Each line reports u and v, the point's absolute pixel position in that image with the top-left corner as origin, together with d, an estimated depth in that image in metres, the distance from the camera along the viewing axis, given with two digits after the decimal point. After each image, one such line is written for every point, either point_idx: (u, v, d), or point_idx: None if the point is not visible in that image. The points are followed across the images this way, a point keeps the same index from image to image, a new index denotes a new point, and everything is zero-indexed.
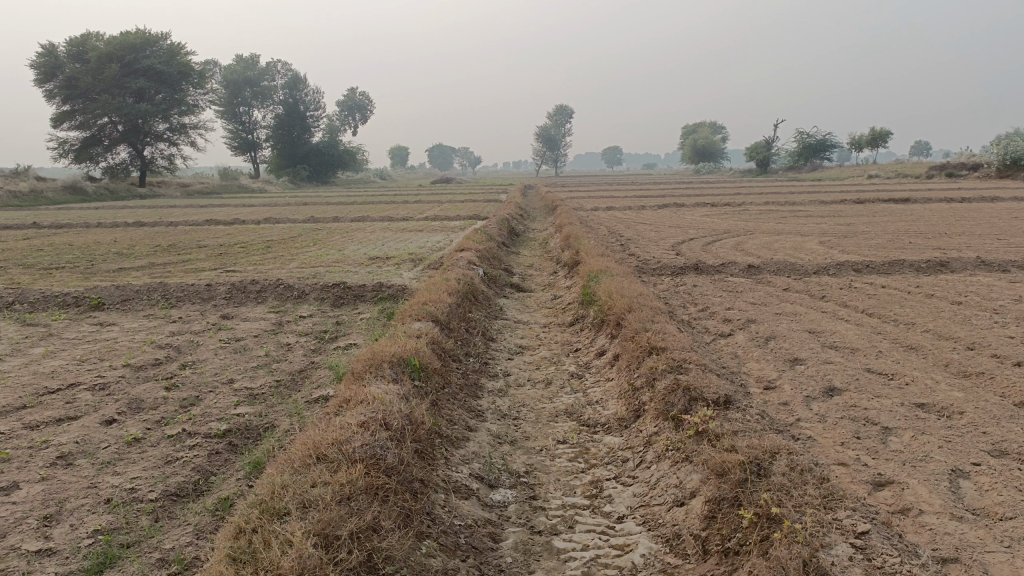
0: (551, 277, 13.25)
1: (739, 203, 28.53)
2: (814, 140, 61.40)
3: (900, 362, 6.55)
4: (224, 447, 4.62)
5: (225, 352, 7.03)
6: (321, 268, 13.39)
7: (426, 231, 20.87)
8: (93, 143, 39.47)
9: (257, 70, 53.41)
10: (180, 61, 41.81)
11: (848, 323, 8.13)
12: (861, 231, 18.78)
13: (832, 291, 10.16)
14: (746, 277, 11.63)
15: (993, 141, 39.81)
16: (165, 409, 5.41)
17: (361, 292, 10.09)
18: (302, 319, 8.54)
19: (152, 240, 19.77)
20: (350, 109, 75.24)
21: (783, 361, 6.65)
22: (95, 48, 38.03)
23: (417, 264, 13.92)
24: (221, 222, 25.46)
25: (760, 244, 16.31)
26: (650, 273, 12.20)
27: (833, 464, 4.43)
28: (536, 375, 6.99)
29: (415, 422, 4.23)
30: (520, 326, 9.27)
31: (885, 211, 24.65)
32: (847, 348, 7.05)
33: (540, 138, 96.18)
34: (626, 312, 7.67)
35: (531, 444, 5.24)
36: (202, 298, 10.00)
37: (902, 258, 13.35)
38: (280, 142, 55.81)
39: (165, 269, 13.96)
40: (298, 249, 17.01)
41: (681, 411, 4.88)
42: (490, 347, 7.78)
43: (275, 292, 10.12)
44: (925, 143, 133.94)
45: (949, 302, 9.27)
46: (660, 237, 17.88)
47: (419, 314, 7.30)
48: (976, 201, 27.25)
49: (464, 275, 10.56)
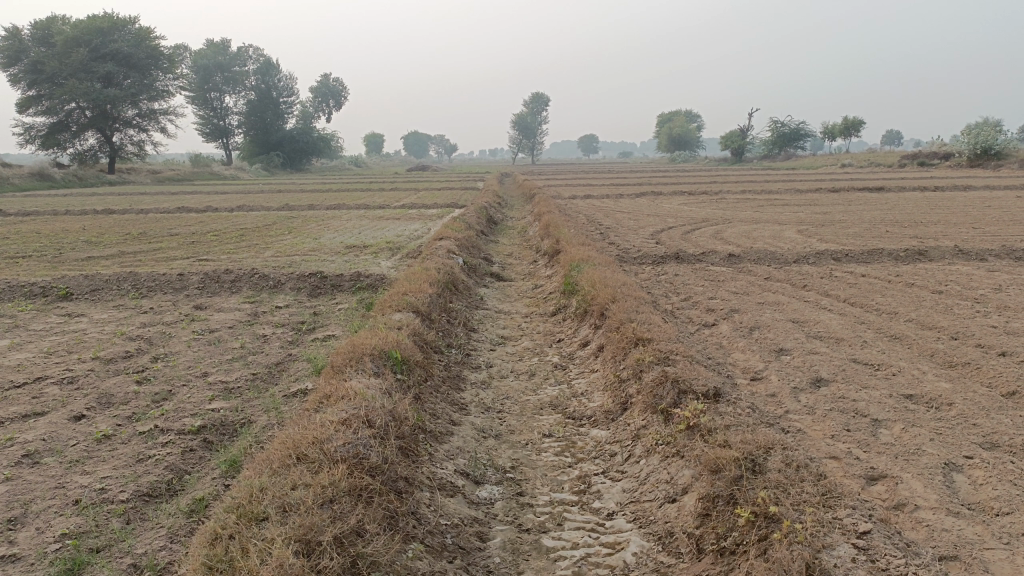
0: (531, 266, 13.12)
1: (715, 192, 28.61)
2: (788, 128, 61.84)
3: (885, 352, 6.52)
4: (199, 444, 4.44)
5: (200, 343, 6.82)
6: (297, 257, 13.16)
7: (403, 219, 20.66)
8: (60, 129, 38.67)
9: (229, 55, 52.56)
10: (149, 44, 40.84)
11: (831, 313, 8.11)
12: (838, 220, 18.86)
13: (813, 280, 10.15)
14: (726, 266, 11.60)
15: (963, 130, 40.30)
16: (137, 404, 5.20)
17: (338, 282, 9.90)
18: (278, 310, 8.33)
19: (122, 229, 19.33)
20: (324, 96, 74.32)
21: (769, 352, 6.60)
22: (61, 32, 37.27)
23: (395, 253, 13.73)
24: (193, 210, 25.02)
25: (739, 232, 16.31)
26: (630, 262, 12.12)
27: (826, 459, 4.37)
28: (519, 366, 6.88)
29: (398, 418, 4.09)
30: (502, 316, 9.15)
31: (861, 200, 24.81)
32: (832, 338, 7.01)
33: (516, 125, 95.81)
34: (610, 302, 7.57)
35: (517, 438, 5.12)
36: (175, 287, 9.75)
37: (881, 246, 13.39)
38: (253, 128, 55.04)
39: (136, 258, 13.64)
40: (273, 238, 16.73)
41: (669, 405, 4.78)
42: (472, 338, 7.65)
43: (250, 282, 9.89)
44: (897, 133, 135.45)
45: (929, 291, 9.29)
46: (639, 226, 17.83)
47: (400, 304, 7.13)
48: (949, 189, 27.54)
49: (444, 265, 10.40)
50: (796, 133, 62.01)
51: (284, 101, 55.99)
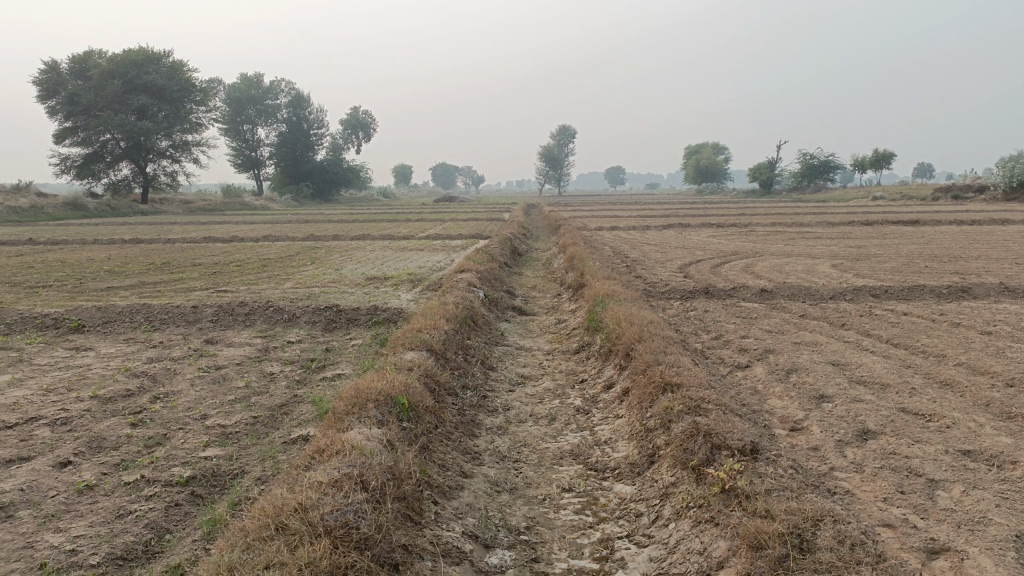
0: (555, 300, 12.74)
1: (744, 224, 28.09)
2: (817, 160, 61.21)
3: (936, 401, 6.00)
4: (185, 499, 4.08)
5: (203, 382, 6.48)
6: (316, 289, 12.89)
7: (426, 250, 20.43)
8: (94, 159, 39.19)
9: (261, 88, 53.27)
10: (183, 77, 41.47)
11: (873, 355, 7.59)
12: (873, 254, 18.27)
13: (851, 318, 9.62)
14: (759, 302, 11.12)
15: (999, 163, 39.44)
16: (127, 451, 4.86)
17: (354, 315, 9.58)
18: (289, 345, 8.01)
19: (146, 258, 19.26)
20: (354, 128, 75.08)
21: (809, 398, 6.11)
22: (98, 65, 38.01)
23: (416, 285, 13.42)
24: (219, 239, 25.04)
25: (771, 266, 15.80)
26: (658, 297, 11.69)
27: (879, 527, 3.88)
28: (539, 410, 6.45)
29: (399, 475, 3.68)
30: (522, 353, 8.74)
31: (895, 233, 24.12)
32: (877, 384, 6.50)
33: (544, 157, 95.87)
34: (637, 341, 7.13)
35: (533, 493, 4.68)
36: (187, 321, 9.48)
37: (921, 282, 12.82)
38: (284, 159, 55.61)
39: (155, 288, 13.46)
40: (295, 268, 16.53)
41: (701, 461, 4.32)
42: (489, 378, 7.24)
43: (264, 315, 9.60)
44: (928, 165, 133.81)
45: (977, 332, 8.73)
46: (667, 259, 17.38)
47: (413, 343, 6.76)
48: (987, 223, 26.78)
49: (464, 298, 10.06)
50: (826, 165, 61.29)
51: (314, 133, 56.63)
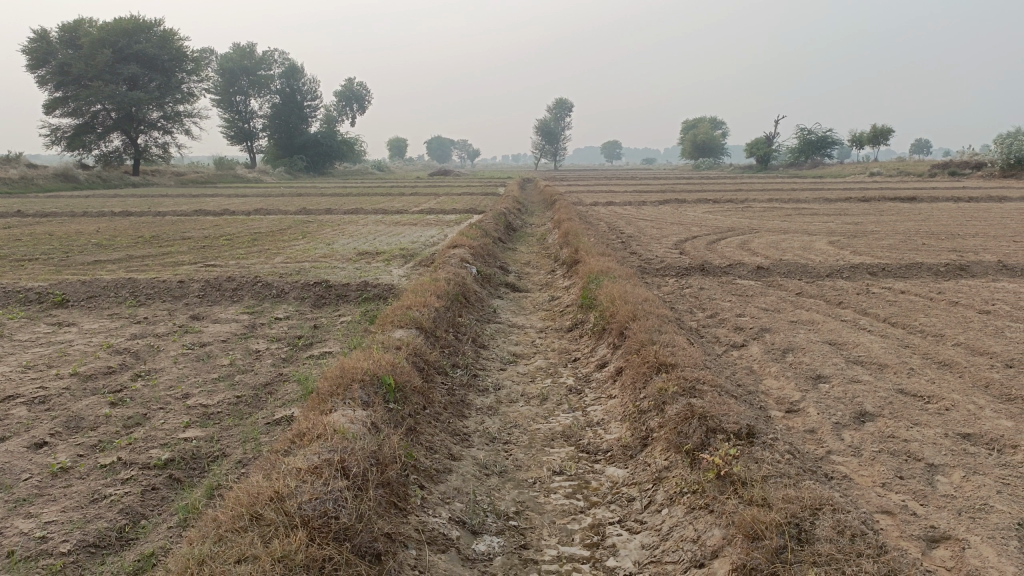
0: (548, 276, 12.59)
1: (740, 201, 27.90)
2: (814, 136, 60.89)
3: (935, 382, 5.89)
4: (163, 483, 3.95)
5: (187, 360, 6.33)
6: (307, 264, 12.70)
7: (420, 225, 20.22)
8: (86, 130, 38.68)
9: (254, 59, 52.54)
10: (174, 46, 40.88)
11: (870, 334, 7.47)
12: (869, 231, 18.13)
13: (848, 296, 9.50)
14: (755, 280, 11.00)
15: (996, 140, 39.22)
16: (104, 431, 4.71)
17: (344, 291, 9.42)
18: (277, 322, 7.85)
19: (136, 231, 19.00)
20: (349, 100, 74.31)
21: (806, 379, 5.99)
22: (88, 33, 37.37)
23: (408, 260, 13.25)
24: (210, 212, 24.73)
25: (768, 243, 15.66)
26: (653, 274, 11.56)
27: (877, 514, 3.77)
28: (530, 389, 6.32)
29: (382, 460, 3.54)
30: (515, 330, 8.60)
31: (892, 210, 23.99)
32: (874, 364, 6.39)
33: (540, 131, 95.10)
34: (631, 320, 7.00)
35: (523, 477, 4.56)
36: (174, 296, 9.30)
37: (919, 260, 12.70)
38: (277, 132, 55.03)
39: (143, 262, 13.25)
40: (286, 243, 16.33)
41: (697, 444, 4.19)
42: (481, 357, 7.10)
43: (252, 290, 9.43)
44: (925, 142, 133.50)
45: (975, 311, 8.62)
46: (663, 235, 17.24)
47: (403, 320, 6.61)
48: (983, 200, 26.65)
49: (456, 275, 9.90)
50: (823, 141, 60.97)
51: (308, 105, 56.03)
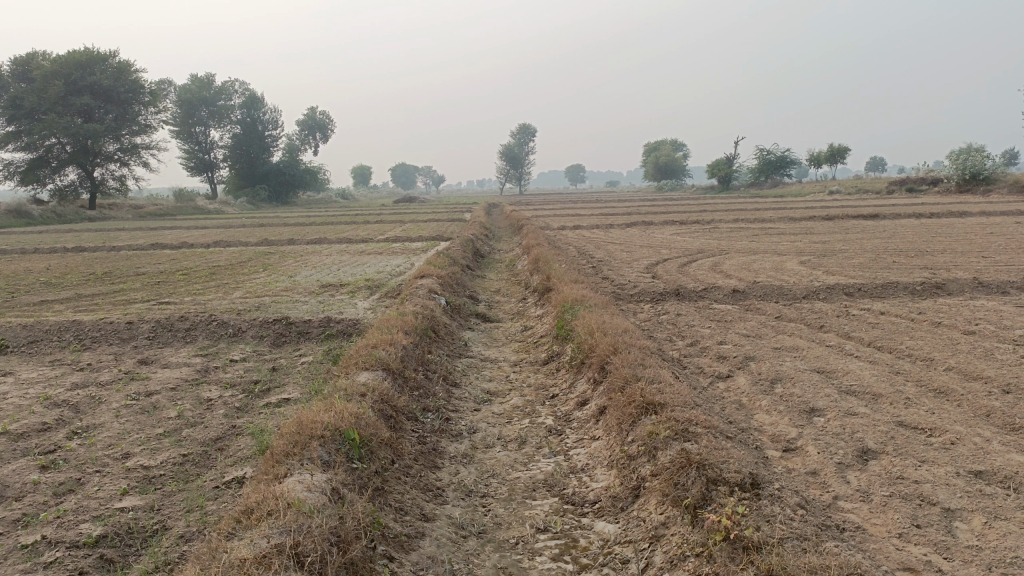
0: (520, 305, 12.17)
1: (707, 221, 27.87)
2: (774, 156, 61.69)
3: (935, 413, 5.56)
4: (93, 566, 3.44)
5: (130, 412, 5.77)
6: (267, 298, 12.15)
7: (386, 254, 19.73)
8: (39, 165, 37.63)
9: (213, 89, 51.81)
10: (130, 78, 40.10)
11: (859, 360, 7.15)
12: (838, 250, 18.07)
13: (829, 320, 9.22)
14: (732, 304, 10.72)
15: (950, 156, 39.96)
16: (30, 502, 4.15)
17: (306, 328, 8.91)
18: (232, 365, 7.31)
19: (88, 268, 18.23)
20: (311, 129, 73.67)
21: (800, 413, 5.63)
22: (40, 65, 36.55)
23: (373, 292, 12.76)
24: (168, 246, 23.98)
25: (739, 265, 15.45)
26: (628, 300, 11.22)
27: (900, 572, 3.40)
28: (506, 432, 5.87)
29: (344, 537, 3.06)
30: (488, 365, 8.17)
31: (857, 228, 24.08)
32: (868, 394, 6.06)
33: (505, 155, 95.23)
34: (611, 353, 6.61)
35: (504, 537, 4.10)
36: (122, 339, 8.70)
37: (894, 279, 12.54)
38: (238, 161, 54.21)
39: (92, 302, 12.57)
40: (247, 276, 15.75)
41: (698, 498, 3.78)
42: (452, 397, 6.63)
43: (206, 330, 8.87)
44: (881, 160, 136.62)
45: (960, 332, 8.38)
46: (633, 259, 17.00)
47: (367, 361, 6.13)
48: (944, 216, 26.94)
49: (424, 307, 9.45)
50: (783, 161, 61.78)
51: (270, 134, 55.36)
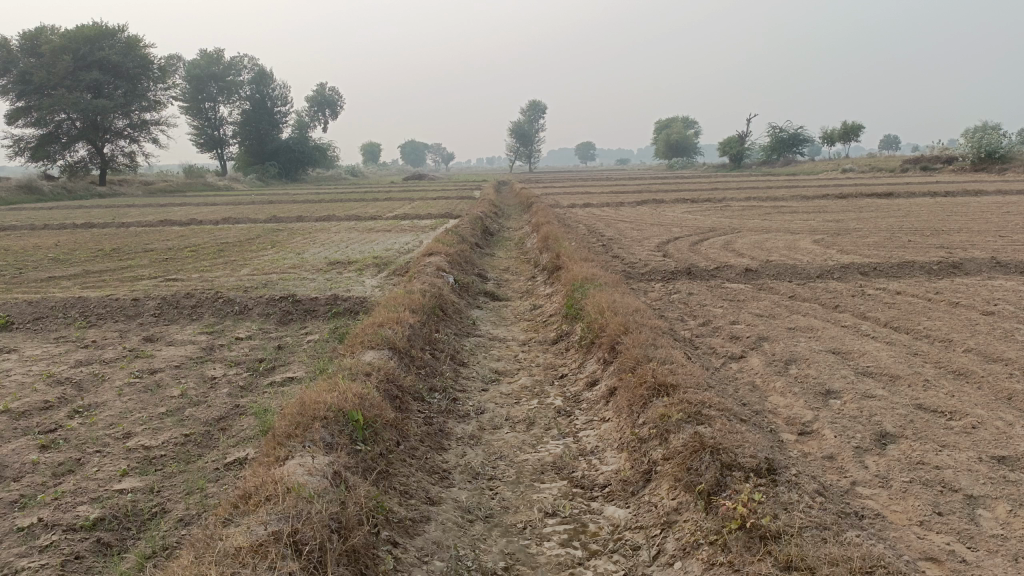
0: (529, 283, 12.03)
1: (719, 199, 27.59)
2: (786, 134, 61.04)
3: (954, 396, 5.41)
4: (90, 550, 3.35)
5: (133, 391, 5.68)
6: (274, 275, 12.06)
7: (394, 231, 19.60)
8: (49, 140, 37.59)
9: (222, 65, 51.52)
10: (139, 53, 39.85)
11: (876, 341, 7.00)
12: (852, 228, 17.82)
13: (844, 299, 9.04)
14: (744, 283, 10.55)
15: (966, 134, 39.36)
16: (28, 483, 4.07)
17: (312, 306, 8.80)
18: (237, 343, 7.22)
19: (97, 244, 18.18)
20: (321, 105, 73.28)
21: (815, 395, 5.49)
22: (49, 41, 36.28)
23: (381, 270, 12.66)
24: (177, 222, 23.92)
25: (752, 243, 15.24)
26: (638, 279, 11.06)
27: (922, 562, 3.28)
28: (515, 413, 5.75)
29: (346, 524, 2.96)
30: (496, 344, 8.05)
31: (871, 206, 23.76)
32: (885, 376, 5.91)
33: (515, 133, 94.53)
34: (622, 333, 6.47)
35: (511, 521, 3.99)
36: (127, 316, 8.61)
37: (910, 258, 12.32)
38: (248, 138, 54.05)
39: (99, 278, 12.52)
40: (255, 253, 15.66)
41: (712, 484, 3.66)
42: (460, 377, 6.52)
43: (212, 307, 8.77)
44: (894, 138, 135.17)
45: (979, 312, 8.20)
46: (644, 237, 16.81)
47: (373, 340, 6.02)
48: (960, 195, 26.53)
49: (431, 285, 9.33)
50: (795, 139, 61.11)
51: (279, 110, 55.10)
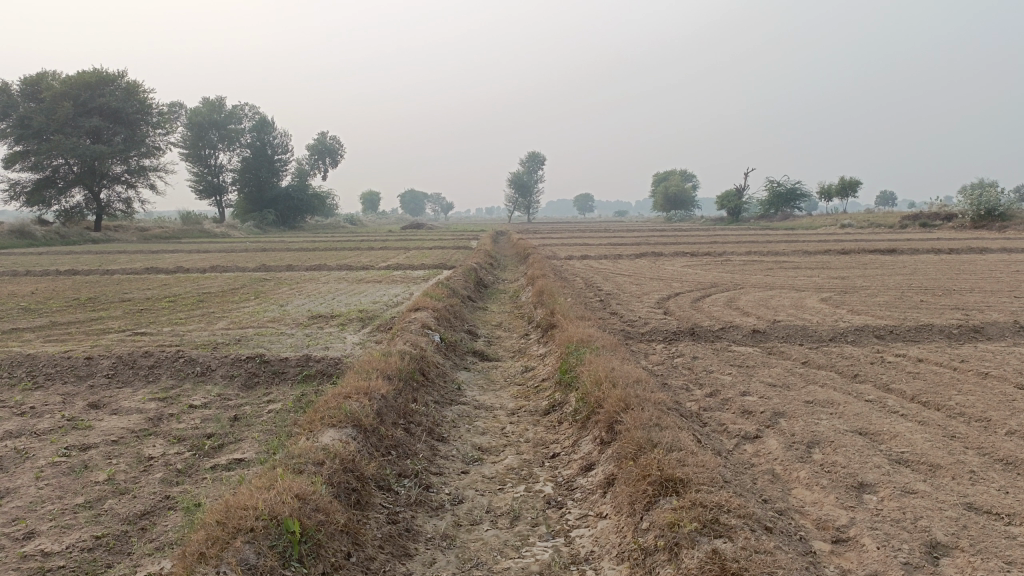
0: (522, 341, 11.28)
1: (718, 253, 27.02)
2: (784, 188, 61.00)
3: (1009, 492, 4.62)
4: None
5: (54, 474, 4.88)
6: (250, 330, 11.34)
7: (384, 283, 18.94)
8: (46, 185, 37.08)
9: (224, 113, 51.54)
10: (139, 99, 39.67)
11: (907, 420, 6.23)
12: (859, 286, 17.14)
13: (862, 367, 8.30)
14: (752, 346, 9.83)
15: (964, 191, 39.07)
16: None
17: (282, 367, 8.05)
18: (190, 412, 6.44)
19: (75, 292, 17.43)
20: (320, 154, 73.43)
21: (846, 489, 4.72)
22: (49, 87, 36.12)
23: (365, 324, 11.95)
24: (163, 270, 23.27)
25: (756, 301, 14.56)
26: (639, 340, 10.34)
27: None
28: (498, 503, 4.94)
29: None
30: (481, 412, 7.29)
31: (874, 262, 23.25)
32: (925, 465, 5.13)
33: (513, 185, 95.01)
34: (622, 410, 5.70)
35: None
36: (78, 377, 7.84)
37: (925, 321, 11.60)
38: (247, 185, 53.76)
39: (66, 330, 11.76)
40: (235, 304, 14.91)
41: None
42: (437, 456, 5.73)
43: (171, 368, 8.01)
44: (889, 195, 136.22)
45: (1013, 385, 7.45)
46: (643, 292, 16.16)
47: (335, 417, 5.27)
48: (964, 252, 25.96)
49: (414, 344, 8.60)
50: (793, 194, 61.00)
51: (279, 159, 55.03)
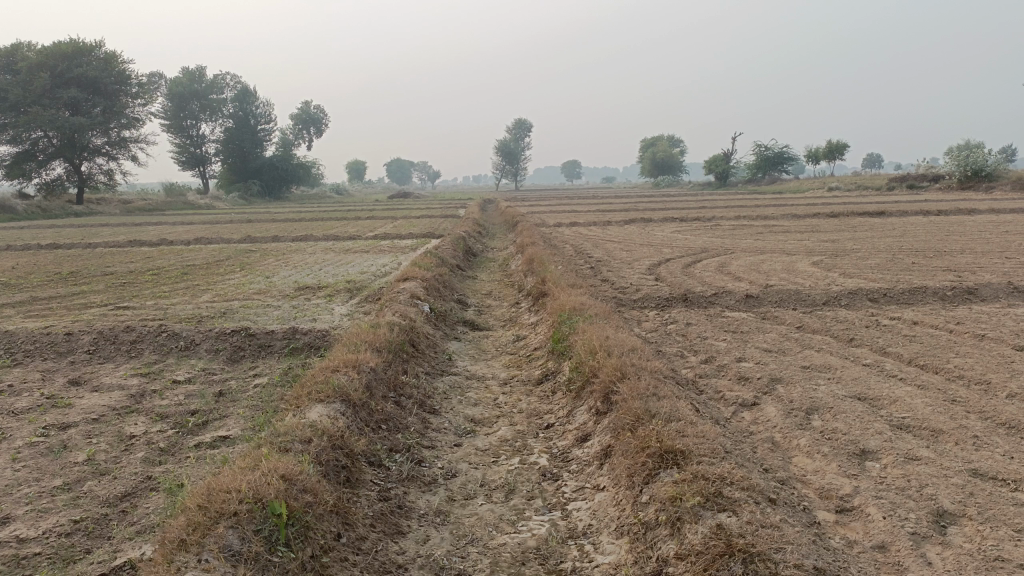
0: (512, 309, 11.13)
1: (708, 218, 26.88)
2: (771, 152, 60.77)
3: (1014, 458, 4.52)
4: None
5: (31, 455, 4.71)
6: (235, 302, 11.13)
7: (371, 252, 18.69)
8: (25, 158, 36.39)
9: (205, 83, 50.60)
10: (118, 69, 38.87)
11: (906, 384, 6.13)
12: (850, 249, 17.03)
13: (859, 331, 8.19)
14: (746, 311, 9.72)
15: (951, 152, 38.94)
16: None
17: (268, 341, 7.87)
18: (174, 388, 6.27)
19: (57, 267, 17.12)
20: (305, 123, 72.48)
21: (848, 457, 4.61)
22: (25, 57, 35.30)
23: (353, 295, 11.75)
24: (147, 242, 22.90)
25: (747, 265, 14.44)
26: (631, 307, 10.21)
27: None
28: (492, 476, 4.81)
29: None
30: (473, 383, 7.15)
31: (864, 224, 23.18)
32: (926, 431, 5.03)
33: (501, 152, 94.02)
34: (618, 379, 5.57)
35: None
36: (58, 354, 7.63)
37: (918, 283, 11.50)
38: (231, 156, 53.03)
39: (47, 306, 11.52)
40: (220, 276, 14.67)
41: None
42: (429, 429, 5.59)
43: (154, 343, 7.81)
44: (875, 157, 136.26)
45: (1011, 347, 7.36)
46: (633, 258, 16.00)
47: (323, 391, 5.11)
48: (953, 213, 25.91)
49: (403, 315, 8.43)
50: (781, 158, 60.77)
51: (263, 128, 54.26)
